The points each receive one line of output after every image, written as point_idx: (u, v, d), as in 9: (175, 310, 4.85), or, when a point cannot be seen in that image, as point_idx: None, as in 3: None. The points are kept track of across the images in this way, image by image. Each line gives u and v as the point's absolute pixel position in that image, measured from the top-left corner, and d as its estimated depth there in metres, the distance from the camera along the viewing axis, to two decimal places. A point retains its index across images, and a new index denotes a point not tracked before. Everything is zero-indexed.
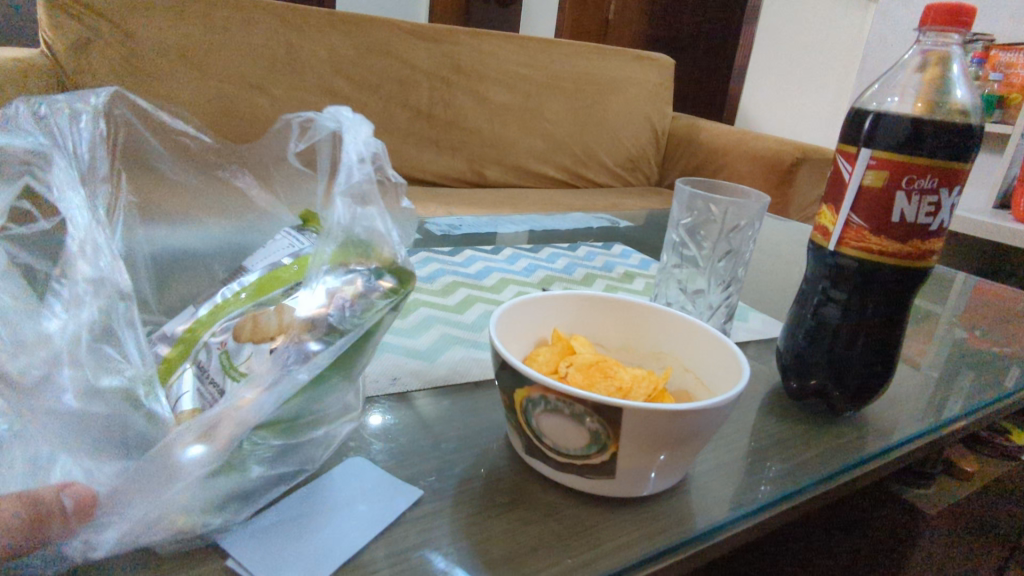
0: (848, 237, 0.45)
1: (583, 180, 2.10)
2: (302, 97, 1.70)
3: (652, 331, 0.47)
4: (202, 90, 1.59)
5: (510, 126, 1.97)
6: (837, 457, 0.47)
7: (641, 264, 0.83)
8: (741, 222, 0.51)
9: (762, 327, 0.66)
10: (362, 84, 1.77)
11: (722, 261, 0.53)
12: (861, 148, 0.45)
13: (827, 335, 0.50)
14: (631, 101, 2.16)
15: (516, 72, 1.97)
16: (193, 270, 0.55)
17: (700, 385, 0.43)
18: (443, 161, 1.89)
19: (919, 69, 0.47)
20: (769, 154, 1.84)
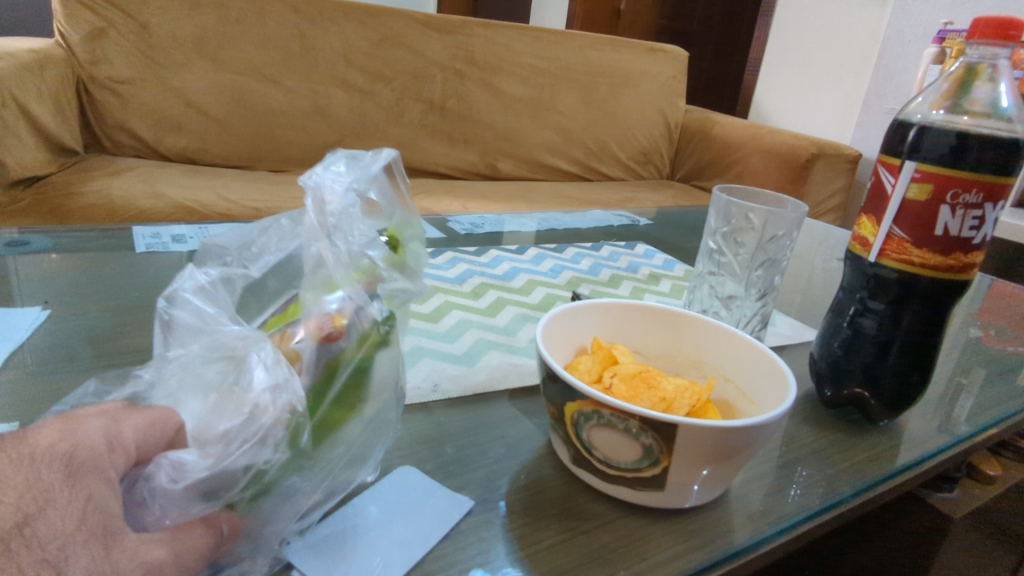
0: (889, 248, 0.45)
1: (595, 174, 2.09)
2: (316, 89, 1.69)
3: (693, 340, 0.47)
4: (216, 82, 1.59)
5: (523, 118, 1.96)
6: (873, 466, 0.47)
7: (665, 264, 0.84)
8: (778, 232, 0.51)
9: (791, 331, 0.66)
10: (375, 76, 1.76)
11: (760, 269, 0.53)
12: (905, 160, 0.45)
13: (864, 344, 0.50)
14: (644, 93, 2.15)
15: (530, 64, 1.96)
16: None
17: (743, 396, 0.43)
18: (455, 154, 1.88)
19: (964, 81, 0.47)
20: (783, 149, 1.83)
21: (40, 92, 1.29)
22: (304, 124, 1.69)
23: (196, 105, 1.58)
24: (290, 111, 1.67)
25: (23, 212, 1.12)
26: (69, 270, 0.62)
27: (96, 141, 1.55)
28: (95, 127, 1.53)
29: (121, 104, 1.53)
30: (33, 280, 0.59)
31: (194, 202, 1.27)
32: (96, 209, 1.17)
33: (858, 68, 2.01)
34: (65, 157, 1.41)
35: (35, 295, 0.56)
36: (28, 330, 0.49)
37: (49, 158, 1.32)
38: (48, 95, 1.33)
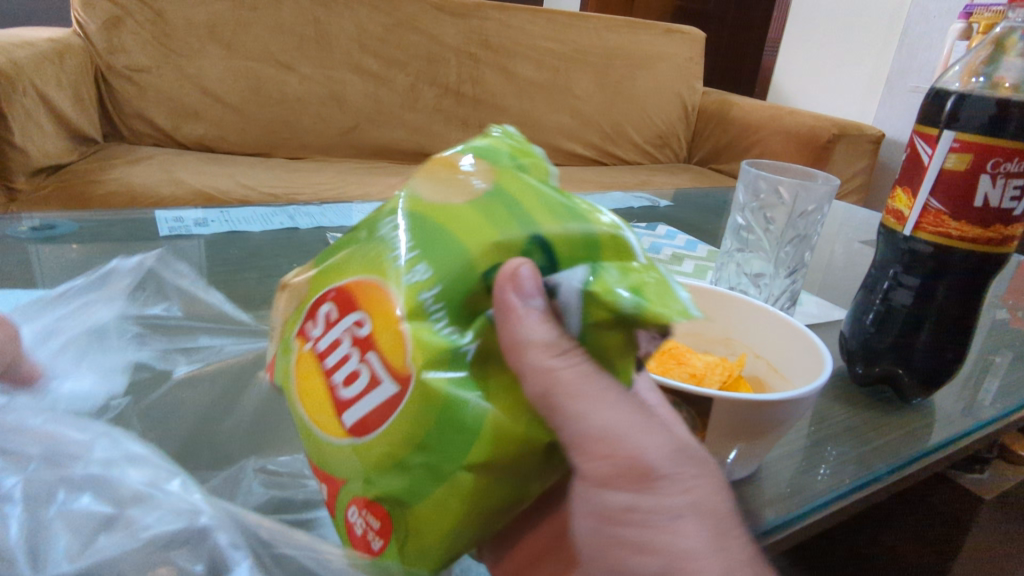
0: (925, 222, 0.44)
1: (611, 158, 2.07)
2: (332, 75, 1.69)
3: (722, 316, 0.46)
4: (232, 70, 1.59)
5: (539, 102, 1.94)
6: (907, 444, 0.47)
7: (689, 245, 0.83)
8: (809, 206, 0.50)
9: (818, 311, 0.65)
10: (390, 61, 1.75)
11: (790, 245, 0.52)
12: (943, 130, 0.43)
13: (896, 321, 0.49)
14: (660, 76, 2.12)
15: (545, 47, 1.94)
16: (264, 281, 0.60)
17: (774, 372, 0.43)
18: (471, 140, 1.87)
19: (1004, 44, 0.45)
20: (803, 130, 1.80)
21: (60, 80, 1.30)
22: (320, 110, 1.68)
23: (212, 93, 1.58)
24: (306, 98, 1.67)
25: (47, 200, 1.13)
26: (96, 254, 0.62)
27: (116, 130, 1.57)
28: (114, 116, 1.55)
29: (139, 93, 1.54)
30: (60, 263, 0.59)
31: (213, 189, 1.28)
32: (117, 196, 1.18)
33: (880, 46, 1.97)
34: (86, 146, 1.42)
35: (66, 275, 0.57)
36: None
37: (69, 147, 1.34)
38: (68, 84, 1.34)
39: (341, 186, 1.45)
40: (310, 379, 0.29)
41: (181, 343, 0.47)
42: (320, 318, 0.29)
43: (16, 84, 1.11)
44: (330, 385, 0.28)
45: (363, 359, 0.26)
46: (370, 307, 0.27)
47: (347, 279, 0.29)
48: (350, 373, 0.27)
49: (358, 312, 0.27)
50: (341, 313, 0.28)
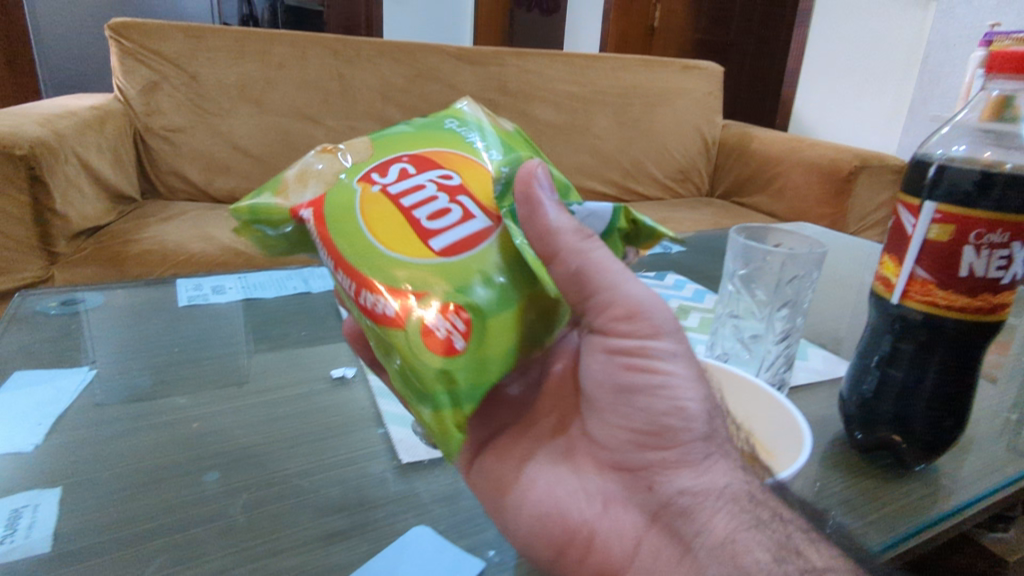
0: (913, 290, 0.44)
1: (632, 194, 2.08)
2: (356, 127, 1.75)
3: None
4: (261, 126, 1.67)
5: (558, 143, 1.97)
6: (908, 515, 0.46)
7: (696, 295, 0.83)
8: (799, 271, 0.50)
9: (824, 367, 0.65)
10: (412, 110, 1.81)
11: (782, 309, 0.52)
12: (924, 200, 0.43)
13: (891, 386, 0.48)
14: (679, 112, 2.13)
15: (563, 89, 1.98)
16: (273, 351, 0.62)
17: (762, 446, 0.43)
18: None
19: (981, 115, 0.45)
20: (824, 162, 1.79)
21: (100, 145, 1.38)
22: None
23: (243, 149, 1.65)
24: None
25: (86, 260, 1.20)
26: (118, 326, 0.66)
27: (152, 187, 1.65)
28: (151, 174, 1.63)
29: (174, 152, 1.62)
30: (85, 338, 0.63)
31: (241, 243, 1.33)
32: (150, 255, 1.23)
33: (901, 74, 1.95)
34: (124, 205, 1.50)
35: (90, 352, 0.60)
36: (75, 393, 0.51)
37: (108, 207, 1.41)
38: (108, 148, 1.42)
39: None
40: (382, 220, 0.36)
41: (185, 422, 0.49)
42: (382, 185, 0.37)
43: (58, 154, 1.19)
44: (404, 220, 0.36)
45: (442, 203, 0.36)
46: (430, 176, 0.38)
47: (402, 162, 0.39)
48: (429, 215, 0.36)
49: (429, 176, 0.38)
50: (408, 176, 0.38)
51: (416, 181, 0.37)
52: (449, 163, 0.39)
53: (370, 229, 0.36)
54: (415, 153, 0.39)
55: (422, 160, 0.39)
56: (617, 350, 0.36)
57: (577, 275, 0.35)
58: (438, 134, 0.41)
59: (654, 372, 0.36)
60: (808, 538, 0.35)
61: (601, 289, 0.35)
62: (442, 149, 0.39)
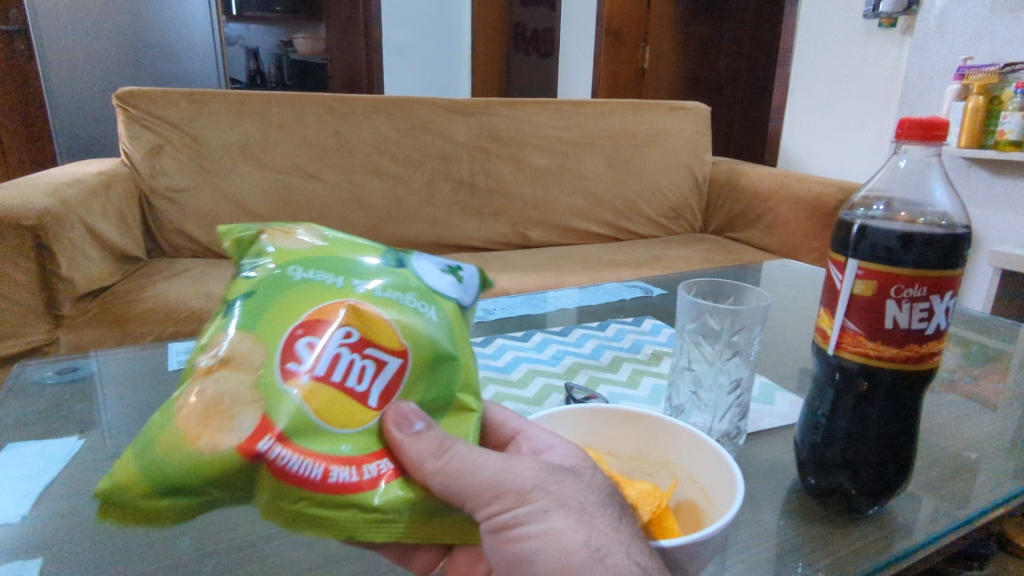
0: (845, 341, 0.46)
1: (626, 233, 2.12)
2: (353, 180, 1.81)
3: (661, 440, 0.49)
4: (261, 183, 1.73)
5: (550, 187, 2.02)
6: (856, 559, 0.47)
7: (671, 340, 0.85)
8: (745, 324, 0.53)
9: (788, 410, 0.66)
10: (406, 162, 1.87)
11: (733, 360, 0.54)
12: (849, 257, 0.46)
13: (837, 432, 0.50)
14: (668, 151, 2.18)
15: (553, 135, 2.04)
16: None
17: (706, 498, 0.44)
18: (487, 227, 1.95)
19: None
20: (811, 196, 1.82)
21: (105, 210, 1.44)
22: (342, 213, 1.80)
23: (244, 206, 1.71)
24: (329, 203, 1.78)
25: (91, 322, 1.24)
26: (112, 392, 0.69)
27: (157, 246, 1.71)
28: (156, 233, 1.69)
29: (179, 211, 1.68)
30: (80, 404, 0.66)
31: None
32: (153, 314, 1.28)
33: (884, 107, 1.99)
34: (130, 264, 1.56)
35: (82, 420, 0.63)
36: (65, 461, 0.55)
37: (114, 268, 1.46)
38: (113, 211, 1.49)
39: None
40: (305, 387, 0.34)
41: None
42: (280, 356, 0.34)
43: (64, 222, 1.24)
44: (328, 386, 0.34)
45: (366, 355, 0.36)
46: (319, 322, 0.36)
47: (284, 320, 0.36)
48: (348, 371, 0.35)
49: (328, 322, 0.36)
50: (304, 333, 0.35)
51: (313, 327, 0.36)
52: (332, 300, 0.37)
53: (307, 418, 0.33)
54: (291, 293, 0.37)
55: (312, 305, 0.36)
56: (492, 526, 0.35)
57: (467, 465, 0.34)
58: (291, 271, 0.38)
59: (528, 530, 0.34)
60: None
61: (480, 468, 0.35)
62: (324, 291, 0.37)
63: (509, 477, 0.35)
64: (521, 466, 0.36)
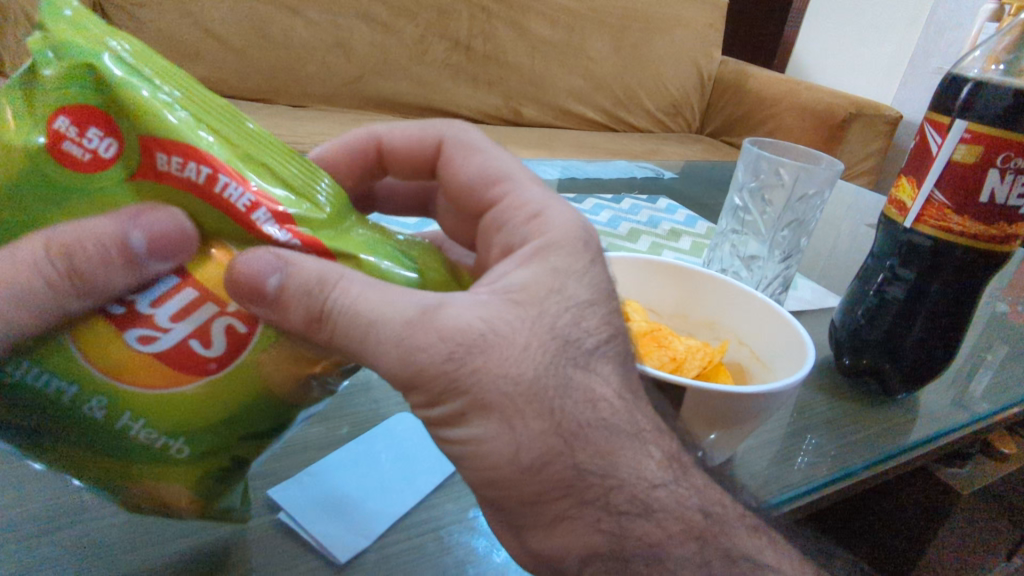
0: (928, 214, 0.43)
1: (621, 124, 2.02)
2: (339, 22, 1.63)
3: (709, 301, 0.46)
4: (235, 10, 1.54)
5: (551, 63, 1.89)
6: (888, 440, 0.46)
7: (688, 221, 0.81)
8: (809, 191, 0.49)
9: (813, 297, 0.64)
10: (400, 10, 1.70)
11: (785, 229, 0.51)
12: (955, 119, 0.42)
13: (887, 313, 0.47)
14: (677, 42, 2.05)
15: (560, 3, 1.88)
16: None
17: (756, 360, 0.42)
18: (479, 97, 1.83)
19: (1010, 30, 0.44)
20: (819, 107, 1.76)
21: None
22: (325, 58, 1.63)
23: (215, 34, 1.52)
24: (310, 44, 1.61)
25: None
26: None
27: None
28: None
29: (139, 29, 1.48)
30: None
31: None
32: None
33: (905, 23, 1.91)
34: None
35: None
36: None
37: None
38: None
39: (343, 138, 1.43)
40: (172, 236, 0.25)
41: None
42: (226, 355, 0.27)
43: None
44: (165, 239, 0.25)
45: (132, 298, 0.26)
46: (126, 368, 0.26)
47: (184, 399, 0.26)
48: (146, 278, 0.26)
49: (112, 344, 0.25)
50: (176, 371, 0.26)
51: (133, 378, 0.26)
52: (95, 388, 0.25)
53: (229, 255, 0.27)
54: (145, 422, 0.26)
55: (118, 391, 0.26)
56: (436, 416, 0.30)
57: (358, 331, 0.27)
58: (149, 453, 0.27)
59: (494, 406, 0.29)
60: (685, 530, 0.30)
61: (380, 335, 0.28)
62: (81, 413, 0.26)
63: (415, 364, 0.27)
64: (425, 343, 0.27)
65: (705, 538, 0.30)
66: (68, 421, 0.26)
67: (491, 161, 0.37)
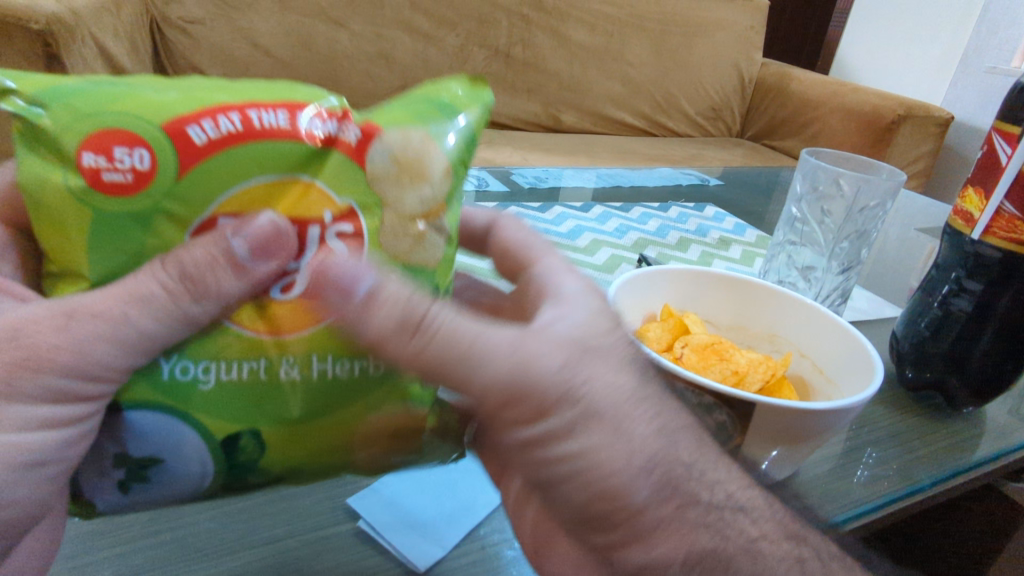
0: (997, 225, 0.42)
1: (661, 129, 2.01)
2: (382, 33, 1.67)
3: (767, 312, 0.45)
4: (283, 24, 1.58)
5: (590, 69, 1.89)
6: (955, 456, 0.45)
7: (737, 229, 0.80)
8: (871, 202, 0.48)
9: (869, 307, 0.63)
10: (440, 20, 1.72)
11: (847, 240, 0.50)
12: None
13: (954, 325, 0.46)
14: (718, 45, 2.04)
15: (599, 10, 1.88)
16: None
17: (819, 374, 0.42)
18: (518, 105, 1.84)
19: None
20: (866, 109, 1.73)
21: (116, 29, 1.30)
22: (368, 68, 1.66)
23: (263, 48, 1.57)
24: (354, 55, 1.64)
25: None
26: None
27: (168, 81, 1.57)
28: (168, 67, 1.55)
29: (191, 45, 1.53)
30: None
31: None
32: None
33: (957, 21, 1.85)
34: None
35: None
36: None
37: None
38: (124, 33, 1.35)
39: None
40: (283, 235, 0.25)
41: None
42: (358, 248, 0.27)
43: (76, 33, 1.10)
44: (265, 240, 0.25)
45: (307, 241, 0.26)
46: (271, 320, 0.26)
47: (348, 316, 0.27)
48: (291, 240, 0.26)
49: (274, 304, 0.26)
50: (326, 297, 0.27)
51: (291, 333, 0.26)
52: (264, 351, 0.26)
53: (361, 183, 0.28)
54: (331, 359, 0.27)
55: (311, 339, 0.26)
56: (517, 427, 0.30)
57: (461, 351, 0.26)
58: (347, 385, 0.27)
59: None
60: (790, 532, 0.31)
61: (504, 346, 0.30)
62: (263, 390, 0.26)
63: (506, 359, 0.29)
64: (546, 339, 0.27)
65: (790, 557, 0.31)
66: (279, 392, 0.26)
67: (531, 235, 0.37)
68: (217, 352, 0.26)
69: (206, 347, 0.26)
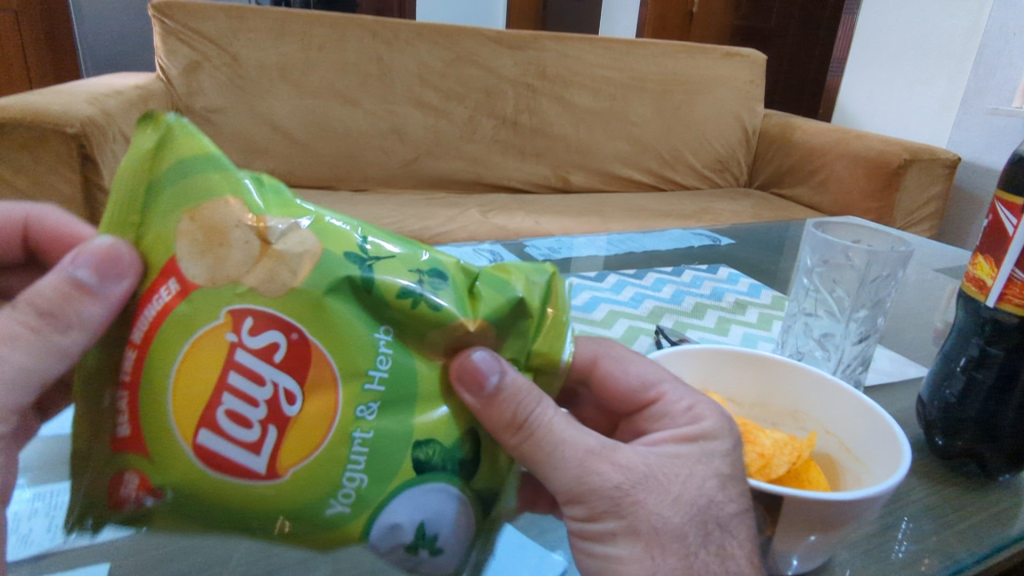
0: (1010, 293, 0.42)
1: (669, 183, 2.04)
2: (393, 110, 1.74)
3: (786, 389, 0.46)
4: (301, 107, 1.66)
5: (596, 130, 1.94)
6: (994, 528, 0.44)
7: (752, 291, 0.81)
8: (883, 272, 0.49)
9: (892, 367, 0.63)
10: (448, 94, 1.79)
11: (863, 309, 0.51)
12: None
13: (980, 391, 0.46)
14: (719, 100, 2.09)
15: (602, 75, 1.95)
16: None
17: (847, 452, 0.42)
18: (528, 169, 1.88)
19: None
20: (871, 155, 1.75)
21: None
22: (381, 144, 1.73)
23: (282, 130, 1.64)
24: (367, 132, 1.71)
25: None
26: None
27: None
28: None
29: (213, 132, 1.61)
30: None
31: None
32: None
33: (955, 64, 1.88)
34: None
35: None
36: None
37: None
38: None
39: (400, 220, 1.49)
40: (119, 256, 0.27)
41: None
42: (275, 324, 0.26)
43: (108, 133, 1.17)
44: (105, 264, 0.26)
45: (272, 355, 0.26)
46: (306, 437, 0.26)
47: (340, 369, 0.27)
48: (246, 358, 0.26)
49: (293, 433, 0.26)
50: (309, 367, 0.26)
51: (316, 403, 0.27)
52: (337, 443, 0.26)
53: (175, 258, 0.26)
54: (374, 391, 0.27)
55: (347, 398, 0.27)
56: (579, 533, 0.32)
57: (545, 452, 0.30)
58: (399, 384, 0.28)
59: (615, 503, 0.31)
60: None
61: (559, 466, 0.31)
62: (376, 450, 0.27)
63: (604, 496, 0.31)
64: (597, 474, 0.31)
65: None
66: (383, 443, 0.27)
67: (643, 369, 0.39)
68: (317, 486, 0.26)
69: (331, 480, 0.26)
